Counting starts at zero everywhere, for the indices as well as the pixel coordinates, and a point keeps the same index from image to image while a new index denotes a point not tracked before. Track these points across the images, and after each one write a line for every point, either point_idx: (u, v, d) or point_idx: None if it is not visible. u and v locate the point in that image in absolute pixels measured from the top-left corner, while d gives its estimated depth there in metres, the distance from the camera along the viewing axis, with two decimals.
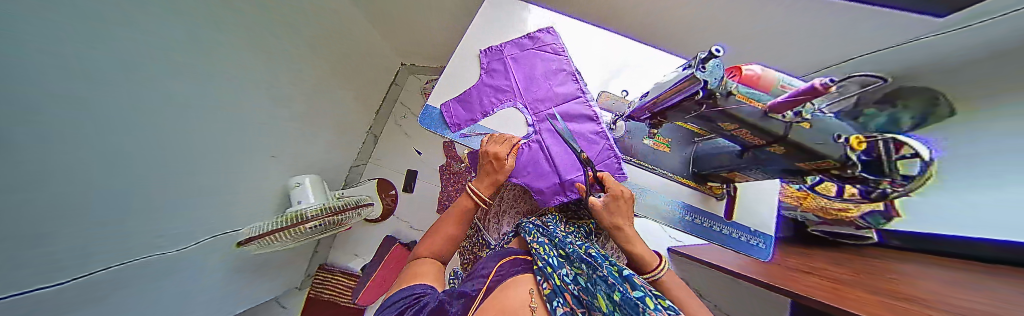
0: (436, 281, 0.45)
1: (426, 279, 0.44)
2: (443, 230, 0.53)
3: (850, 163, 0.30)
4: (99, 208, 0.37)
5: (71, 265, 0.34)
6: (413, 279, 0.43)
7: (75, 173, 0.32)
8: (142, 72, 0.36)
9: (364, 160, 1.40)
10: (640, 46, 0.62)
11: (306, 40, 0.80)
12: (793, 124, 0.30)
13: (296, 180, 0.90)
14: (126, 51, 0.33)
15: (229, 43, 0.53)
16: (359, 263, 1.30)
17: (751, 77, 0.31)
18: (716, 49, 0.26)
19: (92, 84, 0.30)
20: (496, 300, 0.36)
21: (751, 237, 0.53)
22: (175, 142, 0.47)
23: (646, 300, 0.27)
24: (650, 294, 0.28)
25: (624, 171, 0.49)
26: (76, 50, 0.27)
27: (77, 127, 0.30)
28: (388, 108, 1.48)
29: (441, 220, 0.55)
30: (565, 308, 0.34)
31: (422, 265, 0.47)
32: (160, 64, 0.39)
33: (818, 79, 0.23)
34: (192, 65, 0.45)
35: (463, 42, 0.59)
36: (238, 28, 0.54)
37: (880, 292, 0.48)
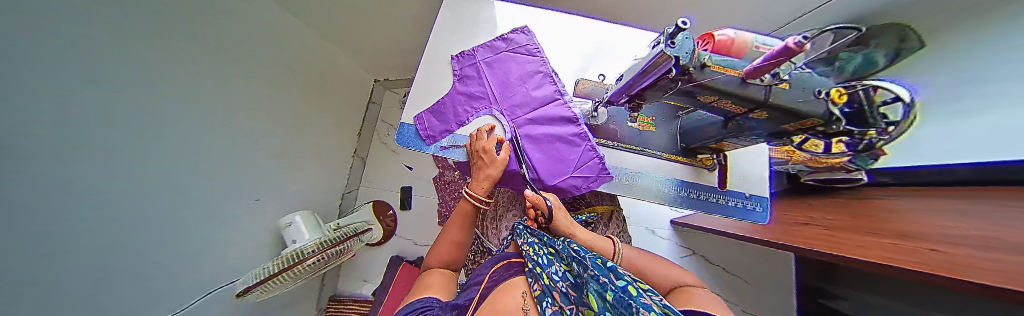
0: (444, 291, 0.44)
1: (435, 290, 0.43)
2: (446, 236, 0.51)
3: (835, 117, 0.29)
4: (70, 295, 0.34)
5: None
6: (421, 291, 0.43)
7: (35, 264, 0.29)
8: (93, 140, 0.34)
9: (355, 186, 1.37)
10: (611, 27, 0.60)
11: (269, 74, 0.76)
12: (772, 87, 0.29)
13: (287, 219, 0.87)
14: (72, 123, 0.31)
15: (185, 92, 0.49)
16: (370, 288, 1.29)
17: (723, 42, 0.30)
18: (682, 22, 0.24)
19: (40, 165, 0.28)
20: (488, 307, 0.35)
21: (748, 202, 0.53)
22: (143, 207, 0.44)
23: (628, 288, 0.26)
24: (631, 281, 0.27)
25: (608, 171, 0.48)
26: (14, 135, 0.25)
27: (30, 212, 0.28)
28: (370, 129, 1.44)
29: (445, 227, 0.53)
30: (553, 308, 0.32)
31: (431, 276, 0.47)
32: (107, 129, 0.36)
33: (791, 38, 0.22)
34: (148, 122, 0.43)
35: (431, 50, 0.56)
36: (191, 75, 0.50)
37: (882, 234, 0.48)
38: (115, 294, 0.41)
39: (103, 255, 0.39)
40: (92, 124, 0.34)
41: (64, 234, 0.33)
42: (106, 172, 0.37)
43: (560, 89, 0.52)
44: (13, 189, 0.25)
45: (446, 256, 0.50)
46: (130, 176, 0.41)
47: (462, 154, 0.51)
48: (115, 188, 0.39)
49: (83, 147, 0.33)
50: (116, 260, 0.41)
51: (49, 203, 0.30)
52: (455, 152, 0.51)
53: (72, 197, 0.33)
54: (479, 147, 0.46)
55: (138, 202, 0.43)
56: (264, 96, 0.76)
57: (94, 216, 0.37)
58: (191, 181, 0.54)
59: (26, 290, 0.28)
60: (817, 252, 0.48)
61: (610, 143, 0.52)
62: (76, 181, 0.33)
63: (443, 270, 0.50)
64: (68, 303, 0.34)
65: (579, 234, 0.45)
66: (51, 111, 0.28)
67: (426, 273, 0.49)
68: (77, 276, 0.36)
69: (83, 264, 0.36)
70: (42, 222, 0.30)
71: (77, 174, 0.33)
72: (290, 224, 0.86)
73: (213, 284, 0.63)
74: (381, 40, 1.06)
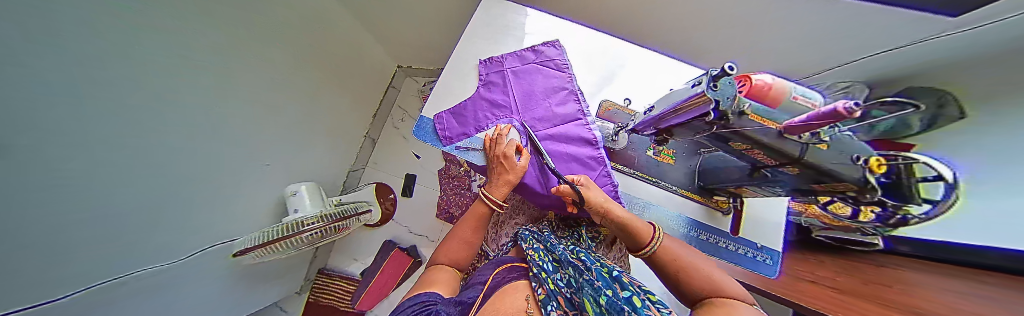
0: (447, 288, 0.44)
1: (440, 287, 0.43)
2: (458, 232, 0.52)
3: (869, 187, 0.28)
4: (55, 231, 0.34)
5: (31, 291, 0.32)
6: (426, 286, 0.42)
7: (22, 200, 0.29)
8: (105, 92, 0.35)
9: (362, 165, 1.39)
10: (645, 53, 0.59)
11: (294, 44, 0.77)
12: (811, 145, 0.27)
13: (292, 188, 0.89)
14: (88, 70, 0.32)
15: (207, 50, 0.50)
16: (358, 267, 1.30)
17: (762, 88, 0.24)
18: (729, 67, 0.23)
19: (41, 107, 0.28)
20: (496, 307, 0.38)
21: (758, 253, 0.51)
22: (146, 156, 0.45)
23: (632, 300, 0.26)
24: (637, 292, 0.27)
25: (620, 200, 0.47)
26: (25, 72, 0.25)
27: (31, 154, 0.28)
28: (385, 112, 1.46)
29: (456, 225, 0.53)
30: (558, 311, 0.35)
31: (439, 273, 0.47)
32: (122, 75, 0.36)
33: (842, 102, 0.21)
34: (166, 77, 0.44)
35: (458, 51, 0.57)
36: (216, 33, 0.51)
37: (876, 296, 0.47)
38: (105, 240, 0.42)
39: (101, 201, 0.40)
40: (108, 73, 0.34)
41: (67, 177, 0.34)
42: (119, 120, 0.38)
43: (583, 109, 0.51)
44: (7, 128, 0.25)
45: (453, 253, 0.51)
46: (142, 126, 0.42)
47: (478, 158, 0.52)
48: (124, 138, 0.40)
49: (99, 95, 0.34)
50: (113, 207, 0.42)
51: (53, 145, 0.31)
52: (470, 154, 0.52)
53: (78, 141, 0.34)
54: (499, 152, 0.46)
55: (146, 153, 0.44)
56: (286, 66, 0.77)
57: (105, 162, 0.38)
58: (201, 139, 0.55)
59: (11, 227, 0.28)
60: (815, 309, 0.47)
61: (626, 169, 0.52)
62: (81, 126, 0.33)
63: (448, 268, 0.49)
64: (55, 243, 0.35)
65: (614, 210, 0.40)
66: (61, 57, 0.28)
67: (432, 269, 0.49)
68: (77, 217, 0.37)
69: (80, 208, 0.37)
70: (41, 162, 0.30)
71: (87, 119, 0.34)
72: (294, 193, 0.88)
73: (212, 241, 0.65)
74: (405, 26, 1.05)
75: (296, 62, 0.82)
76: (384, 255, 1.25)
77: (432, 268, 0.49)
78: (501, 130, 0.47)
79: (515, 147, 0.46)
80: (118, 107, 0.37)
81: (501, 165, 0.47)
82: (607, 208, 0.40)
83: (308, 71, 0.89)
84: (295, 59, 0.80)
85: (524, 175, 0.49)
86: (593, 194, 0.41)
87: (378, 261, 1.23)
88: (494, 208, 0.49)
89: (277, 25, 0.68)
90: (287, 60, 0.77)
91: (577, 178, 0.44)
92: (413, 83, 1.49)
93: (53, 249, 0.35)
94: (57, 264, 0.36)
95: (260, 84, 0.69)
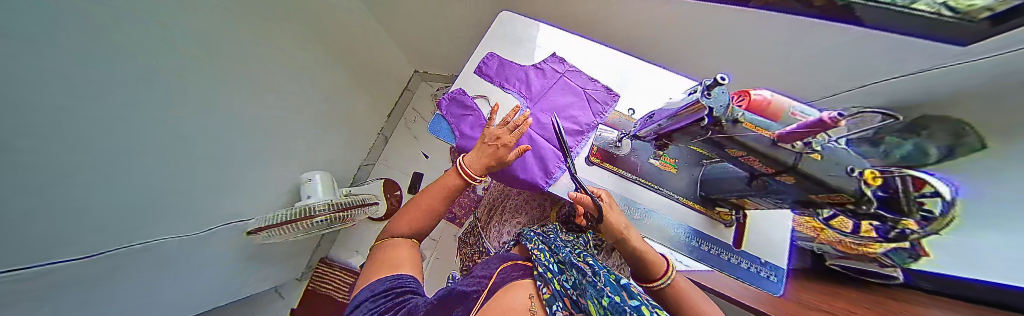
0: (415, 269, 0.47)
1: (407, 268, 0.46)
2: (431, 205, 0.53)
3: (866, 199, 0.29)
4: (88, 184, 0.38)
5: (57, 240, 0.35)
6: (394, 267, 0.45)
7: (59, 146, 0.32)
8: (135, 53, 0.38)
9: (373, 160, 1.44)
10: (649, 67, 0.62)
11: (309, 32, 0.82)
12: (802, 154, 0.28)
13: (307, 176, 0.94)
14: (123, 35, 0.36)
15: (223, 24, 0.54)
16: (358, 261, 1.31)
17: (759, 102, 0.29)
18: (721, 77, 0.26)
19: (80, 61, 0.31)
20: (498, 300, 0.37)
21: (762, 269, 0.50)
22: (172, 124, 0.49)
23: (641, 308, 0.28)
24: (645, 303, 0.30)
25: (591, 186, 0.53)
26: (59, 21, 0.28)
27: (73, 104, 0.32)
28: (399, 112, 1.53)
29: (424, 195, 0.54)
30: (564, 312, 0.35)
31: (398, 248, 0.48)
32: (149, 43, 0.40)
33: (828, 113, 0.23)
34: (190, 52, 0.48)
35: (477, 53, 0.64)
36: (232, 9, 0.55)
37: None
38: (134, 198, 0.46)
39: (134, 161, 0.44)
40: (141, 42, 0.39)
41: (103, 131, 0.37)
42: (152, 88, 0.43)
43: (593, 122, 0.57)
44: (47, 74, 0.28)
45: (412, 222, 0.52)
46: (171, 96, 0.47)
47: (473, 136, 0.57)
48: (157, 105, 0.45)
49: (134, 61, 0.39)
50: (144, 169, 0.46)
51: (93, 100, 0.35)
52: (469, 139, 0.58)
53: (115, 101, 0.38)
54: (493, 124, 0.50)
55: (174, 123, 0.49)
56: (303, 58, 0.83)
57: (136, 125, 0.42)
58: (222, 117, 0.60)
59: (53, 168, 0.32)
60: None
61: (629, 175, 0.54)
62: (119, 88, 0.38)
63: (407, 240, 0.51)
64: (92, 194, 0.39)
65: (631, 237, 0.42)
66: (96, 16, 0.32)
67: (388, 242, 0.50)
68: (113, 172, 0.41)
69: (115, 165, 0.41)
70: (83, 115, 0.34)
71: (125, 83, 0.38)
72: (308, 179, 0.93)
73: (224, 216, 0.69)
74: (422, 30, 1.13)
75: (314, 55, 0.89)
76: None
77: (389, 241, 0.50)
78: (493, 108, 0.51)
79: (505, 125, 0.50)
80: (153, 76, 0.42)
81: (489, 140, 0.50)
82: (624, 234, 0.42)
83: (323, 62, 0.95)
84: (311, 48, 0.86)
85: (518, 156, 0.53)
86: (614, 217, 0.43)
87: None
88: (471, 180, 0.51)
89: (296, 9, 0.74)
90: (303, 48, 0.82)
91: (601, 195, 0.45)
92: (428, 86, 1.57)
93: (88, 198, 0.38)
94: (94, 212, 0.40)
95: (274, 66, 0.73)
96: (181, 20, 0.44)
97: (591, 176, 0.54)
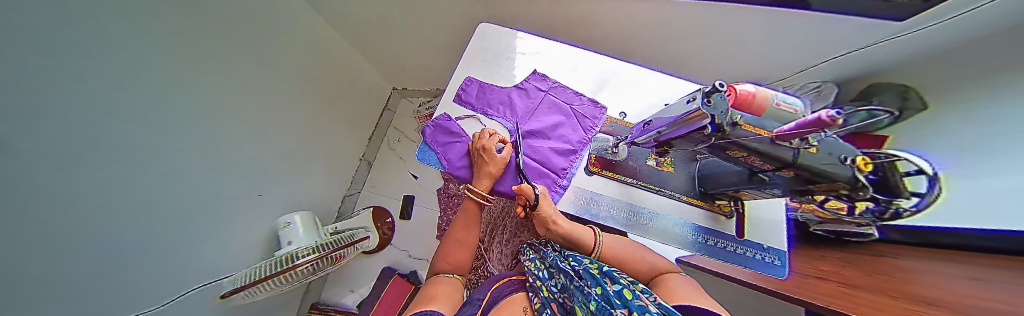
0: (449, 305, 0.41)
1: (440, 304, 0.40)
2: (454, 235, 0.55)
3: (861, 184, 0.30)
4: (27, 291, 0.32)
5: None
6: (428, 303, 0.39)
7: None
8: (69, 134, 0.33)
9: (358, 188, 1.34)
10: (632, 69, 0.63)
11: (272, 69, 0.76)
12: (802, 149, 0.29)
13: (287, 219, 0.85)
14: (62, 110, 0.31)
15: (175, 80, 0.48)
16: (355, 299, 1.21)
17: (747, 96, 0.25)
18: (720, 84, 0.26)
19: (25, 150, 0.27)
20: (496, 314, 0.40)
21: (766, 254, 0.52)
22: (115, 201, 0.41)
23: (624, 291, 0.32)
24: (625, 284, 0.34)
25: (595, 198, 0.52)
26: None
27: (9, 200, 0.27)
28: (381, 134, 1.45)
29: (450, 234, 0.56)
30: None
31: (440, 288, 0.45)
32: (84, 120, 0.34)
33: (826, 111, 0.22)
34: (139, 116, 0.43)
35: (457, 73, 0.61)
36: (180, 62, 0.49)
37: (864, 278, 0.47)
38: (75, 292, 0.38)
39: (74, 247, 0.37)
40: (77, 111, 0.33)
41: (35, 228, 0.31)
42: (95, 159, 0.37)
43: (585, 138, 0.56)
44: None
45: (453, 258, 0.52)
46: (115, 163, 0.40)
47: (465, 159, 0.54)
48: (99, 179, 0.38)
49: (71, 133, 0.33)
50: (86, 254, 0.39)
51: (28, 191, 0.29)
52: (458, 160, 0.54)
53: (54, 186, 0.32)
54: (480, 145, 0.50)
55: (120, 192, 0.42)
56: (269, 93, 0.77)
57: (75, 204, 0.36)
58: (181, 173, 0.53)
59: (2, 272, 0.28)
60: (807, 290, 0.45)
61: (629, 180, 0.53)
62: (56, 167, 0.32)
63: (451, 279, 0.49)
64: (31, 299, 0.32)
65: (560, 222, 0.47)
66: (35, 100, 0.28)
67: (431, 281, 0.49)
68: (48, 268, 0.34)
69: (52, 263, 0.34)
70: (20, 209, 0.29)
71: (64, 160, 0.33)
72: (287, 224, 0.84)
73: (192, 284, 0.60)
74: (398, 50, 1.10)
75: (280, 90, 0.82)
76: (383, 283, 1.19)
77: (434, 279, 0.49)
78: (488, 130, 0.53)
79: (496, 140, 0.50)
80: (97, 144, 0.37)
81: (481, 157, 0.50)
82: (554, 220, 0.46)
83: (292, 95, 0.88)
84: (276, 85, 0.79)
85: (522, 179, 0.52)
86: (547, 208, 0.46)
87: (377, 290, 1.16)
88: (481, 201, 0.52)
89: (253, 47, 0.68)
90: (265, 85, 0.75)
91: (540, 186, 0.48)
92: (409, 104, 1.51)
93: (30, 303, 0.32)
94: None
95: (239, 112, 0.67)
96: (122, 87, 0.39)
97: (593, 186, 0.53)
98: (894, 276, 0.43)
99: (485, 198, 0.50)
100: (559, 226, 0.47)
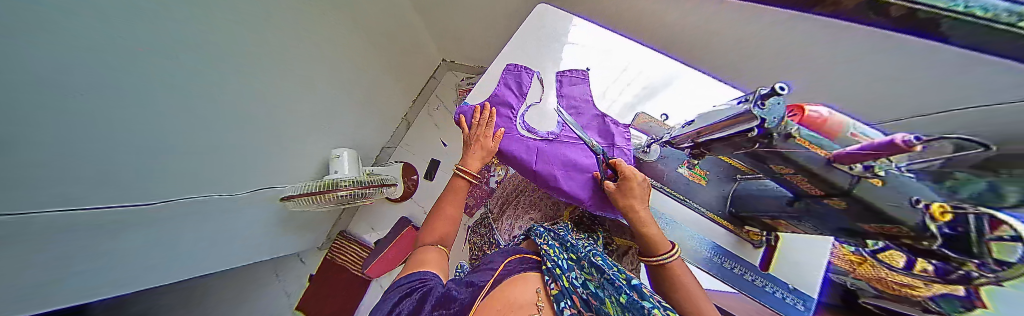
0: (439, 268, 0.51)
1: (431, 266, 0.50)
2: (442, 211, 0.58)
3: (928, 234, 0.26)
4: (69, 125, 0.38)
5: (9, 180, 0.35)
6: (421, 267, 0.49)
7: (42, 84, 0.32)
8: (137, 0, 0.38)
9: (395, 143, 1.50)
10: (689, 71, 0.60)
11: (335, 11, 0.85)
12: (862, 180, 0.27)
13: (336, 152, 1.00)
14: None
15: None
16: (373, 237, 1.38)
17: (814, 119, 0.27)
18: (779, 86, 0.26)
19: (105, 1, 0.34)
20: (502, 293, 0.46)
21: (789, 294, 0.49)
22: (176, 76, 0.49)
23: (655, 311, 0.32)
24: (657, 305, 0.33)
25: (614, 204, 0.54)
26: None
27: (39, 51, 0.29)
28: (423, 100, 1.58)
29: (440, 203, 0.59)
30: (571, 309, 0.41)
31: (428, 253, 0.52)
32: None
33: (903, 134, 0.21)
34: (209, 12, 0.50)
35: (507, 54, 0.67)
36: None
37: None
38: (132, 152, 0.47)
39: (151, 105, 0.46)
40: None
41: (93, 78, 0.37)
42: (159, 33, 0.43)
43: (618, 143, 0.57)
44: (32, 9, 0.28)
45: (439, 231, 0.55)
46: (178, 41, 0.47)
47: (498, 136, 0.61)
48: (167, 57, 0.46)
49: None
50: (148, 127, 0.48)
51: (92, 39, 0.35)
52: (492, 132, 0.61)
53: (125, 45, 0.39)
54: (480, 131, 0.58)
55: (194, 77, 0.51)
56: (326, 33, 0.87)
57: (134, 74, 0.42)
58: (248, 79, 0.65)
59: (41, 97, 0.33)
60: None
61: (653, 181, 0.58)
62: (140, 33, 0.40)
63: (435, 249, 0.54)
64: (85, 137, 0.40)
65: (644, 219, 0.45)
66: None
67: (420, 250, 0.54)
68: (101, 112, 0.40)
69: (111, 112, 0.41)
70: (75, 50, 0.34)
71: (125, 18, 0.38)
72: (337, 156, 1.00)
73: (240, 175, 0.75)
74: None
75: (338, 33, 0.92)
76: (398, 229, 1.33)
77: (422, 246, 0.55)
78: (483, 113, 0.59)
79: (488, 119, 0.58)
80: (179, 25, 0.45)
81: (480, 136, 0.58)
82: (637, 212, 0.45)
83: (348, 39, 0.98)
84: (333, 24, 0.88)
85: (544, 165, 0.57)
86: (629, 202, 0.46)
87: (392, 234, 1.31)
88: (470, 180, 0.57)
89: None
90: (324, 22, 0.84)
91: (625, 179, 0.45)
92: (453, 76, 1.60)
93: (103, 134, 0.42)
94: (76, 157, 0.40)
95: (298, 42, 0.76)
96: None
97: None
98: None
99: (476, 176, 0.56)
100: (635, 214, 0.46)
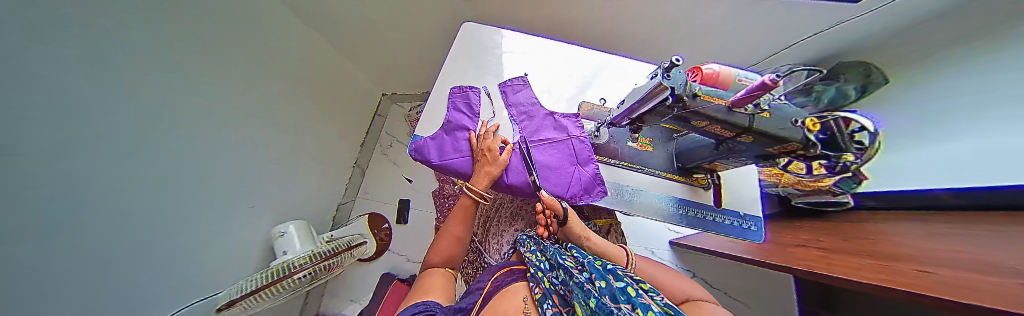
0: (446, 297, 0.41)
1: (435, 296, 0.39)
2: (448, 230, 0.52)
3: (811, 143, 0.34)
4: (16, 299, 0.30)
5: None
6: (422, 295, 0.39)
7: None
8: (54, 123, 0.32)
9: (352, 196, 1.33)
10: (606, 57, 0.68)
11: (265, 74, 0.78)
12: (756, 114, 0.33)
13: (280, 229, 0.84)
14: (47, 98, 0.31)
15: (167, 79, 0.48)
16: (356, 309, 1.19)
17: (709, 75, 0.33)
18: (675, 59, 0.29)
19: (32, 124, 0.29)
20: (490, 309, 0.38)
21: (744, 221, 0.57)
22: (103, 195, 0.40)
23: (626, 288, 0.28)
24: (629, 283, 0.30)
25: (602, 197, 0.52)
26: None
27: None
28: (372, 141, 1.45)
29: (447, 221, 0.53)
30: (553, 310, 0.35)
31: (430, 278, 0.44)
32: (67, 117, 0.34)
33: (767, 76, 0.26)
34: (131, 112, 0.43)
35: (442, 76, 0.62)
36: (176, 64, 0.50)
37: (850, 251, 0.47)
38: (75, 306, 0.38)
39: (79, 243, 0.37)
40: (68, 90, 0.34)
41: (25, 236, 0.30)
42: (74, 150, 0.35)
43: (579, 134, 0.57)
44: None
45: (448, 252, 0.49)
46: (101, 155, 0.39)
47: (468, 158, 0.53)
48: (87, 178, 0.37)
49: (65, 115, 0.33)
50: (81, 273, 0.38)
51: (18, 188, 0.29)
52: (453, 162, 0.53)
53: (49, 178, 0.32)
54: (485, 145, 0.50)
55: (118, 191, 0.42)
56: (263, 99, 0.78)
57: (54, 213, 0.33)
58: (189, 168, 0.55)
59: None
60: (814, 274, 0.39)
61: (612, 161, 0.57)
62: (66, 150, 0.34)
63: (445, 271, 0.47)
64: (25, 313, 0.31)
65: (592, 238, 0.48)
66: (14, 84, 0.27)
67: (426, 274, 0.47)
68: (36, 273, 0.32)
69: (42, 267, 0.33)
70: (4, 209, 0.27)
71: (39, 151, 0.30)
72: (282, 233, 0.82)
73: (194, 289, 0.59)
74: (388, 54, 1.14)
75: (274, 96, 0.83)
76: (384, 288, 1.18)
77: (426, 272, 0.47)
78: (490, 128, 0.54)
79: (499, 141, 0.51)
80: (94, 135, 0.38)
81: (484, 157, 0.50)
82: (585, 235, 0.47)
83: (283, 100, 0.88)
84: (267, 88, 0.79)
85: (528, 175, 0.52)
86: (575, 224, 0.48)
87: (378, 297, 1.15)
88: (478, 200, 0.50)
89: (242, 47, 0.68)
90: (258, 88, 0.76)
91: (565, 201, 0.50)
92: (399, 108, 1.52)
93: (56, 280, 0.34)
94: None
95: (234, 117, 0.67)
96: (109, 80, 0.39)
97: (605, 174, 0.55)
98: (882, 248, 0.45)
99: (485, 197, 0.49)
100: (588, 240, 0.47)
